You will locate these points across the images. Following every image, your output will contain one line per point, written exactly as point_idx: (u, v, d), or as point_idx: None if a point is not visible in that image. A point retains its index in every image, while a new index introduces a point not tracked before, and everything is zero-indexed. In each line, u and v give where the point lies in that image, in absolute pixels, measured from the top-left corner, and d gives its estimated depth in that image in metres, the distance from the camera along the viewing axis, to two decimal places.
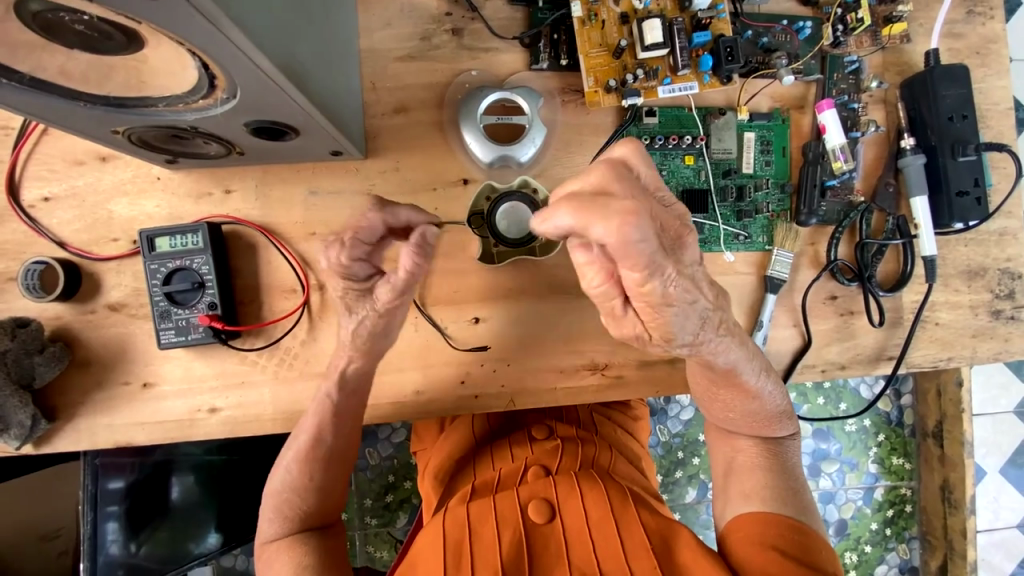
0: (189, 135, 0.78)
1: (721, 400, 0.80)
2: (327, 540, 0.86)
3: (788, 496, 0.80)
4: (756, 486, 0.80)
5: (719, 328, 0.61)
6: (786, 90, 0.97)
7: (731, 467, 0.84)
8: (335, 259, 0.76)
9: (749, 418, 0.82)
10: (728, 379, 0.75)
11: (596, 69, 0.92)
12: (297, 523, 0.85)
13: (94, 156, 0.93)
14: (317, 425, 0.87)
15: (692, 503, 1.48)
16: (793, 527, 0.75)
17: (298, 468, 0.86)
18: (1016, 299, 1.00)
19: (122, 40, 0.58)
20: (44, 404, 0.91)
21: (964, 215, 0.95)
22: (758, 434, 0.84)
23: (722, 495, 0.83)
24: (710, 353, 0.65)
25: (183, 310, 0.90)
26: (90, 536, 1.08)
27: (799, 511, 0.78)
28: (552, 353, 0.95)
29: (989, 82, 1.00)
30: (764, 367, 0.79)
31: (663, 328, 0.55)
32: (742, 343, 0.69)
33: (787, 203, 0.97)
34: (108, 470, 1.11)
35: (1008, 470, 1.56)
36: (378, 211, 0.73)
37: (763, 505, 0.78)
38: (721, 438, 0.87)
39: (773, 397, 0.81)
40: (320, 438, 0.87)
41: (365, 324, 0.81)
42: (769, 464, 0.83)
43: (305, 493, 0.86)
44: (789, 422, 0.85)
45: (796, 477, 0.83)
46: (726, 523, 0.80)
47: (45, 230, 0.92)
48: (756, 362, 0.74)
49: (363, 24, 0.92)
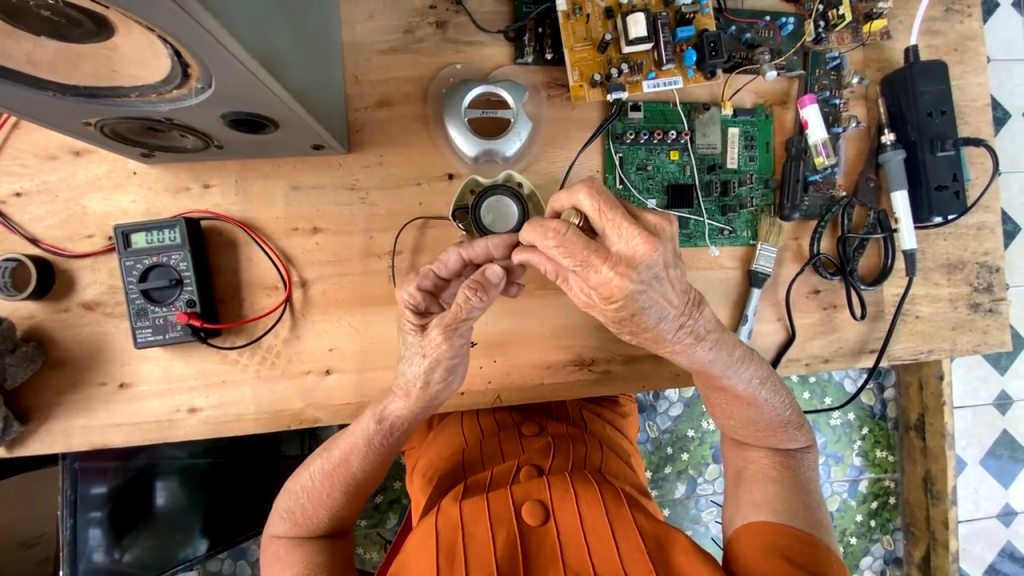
0: (164, 128, 0.76)
1: (719, 405, 0.83)
2: (339, 546, 0.86)
3: (800, 508, 0.77)
4: (766, 496, 0.79)
5: (681, 328, 0.63)
6: (769, 86, 0.98)
7: (741, 476, 0.83)
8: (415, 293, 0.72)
9: (751, 426, 0.83)
10: (706, 380, 0.79)
11: (581, 63, 0.92)
12: (305, 530, 0.84)
13: (67, 151, 0.90)
14: (351, 447, 0.83)
15: (681, 499, 1.49)
16: (801, 537, 0.73)
17: (324, 477, 0.84)
18: (994, 292, 1.01)
19: (91, 27, 0.57)
20: (17, 406, 0.89)
21: (942, 209, 0.96)
22: (768, 445, 0.84)
23: (733, 502, 0.82)
24: (687, 348, 0.67)
25: (161, 308, 0.87)
26: (69, 542, 1.01)
27: (810, 524, 0.75)
28: (537, 349, 0.95)
29: (966, 79, 1.02)
30: (772, 380, 0.80)
31: (624, 318, 0.58)
32: (721, 346, 0.70)
33: (771, 198, 0.98)
34: (90, 474, 1.04)
35: (987, 461, 1.59)
36: (456, 248, 0.72)
37: (772, 515, 0.76)
38: (733, 450, 0.87)
39: (773, 404, 0.81)
40: (350, 460, 0.84)
41: (417, 369, 0.72)
42: (781, 475, 0.81)
43: (322, 505, 0.84)
44: (800, 433, 0.84)
45: (809, 493, 0.81)
46: (733, 532, 0.78)
47: (17, 226, 0.90)
48: (738, 368, 0.75)
49: (345, 16, 0.91)
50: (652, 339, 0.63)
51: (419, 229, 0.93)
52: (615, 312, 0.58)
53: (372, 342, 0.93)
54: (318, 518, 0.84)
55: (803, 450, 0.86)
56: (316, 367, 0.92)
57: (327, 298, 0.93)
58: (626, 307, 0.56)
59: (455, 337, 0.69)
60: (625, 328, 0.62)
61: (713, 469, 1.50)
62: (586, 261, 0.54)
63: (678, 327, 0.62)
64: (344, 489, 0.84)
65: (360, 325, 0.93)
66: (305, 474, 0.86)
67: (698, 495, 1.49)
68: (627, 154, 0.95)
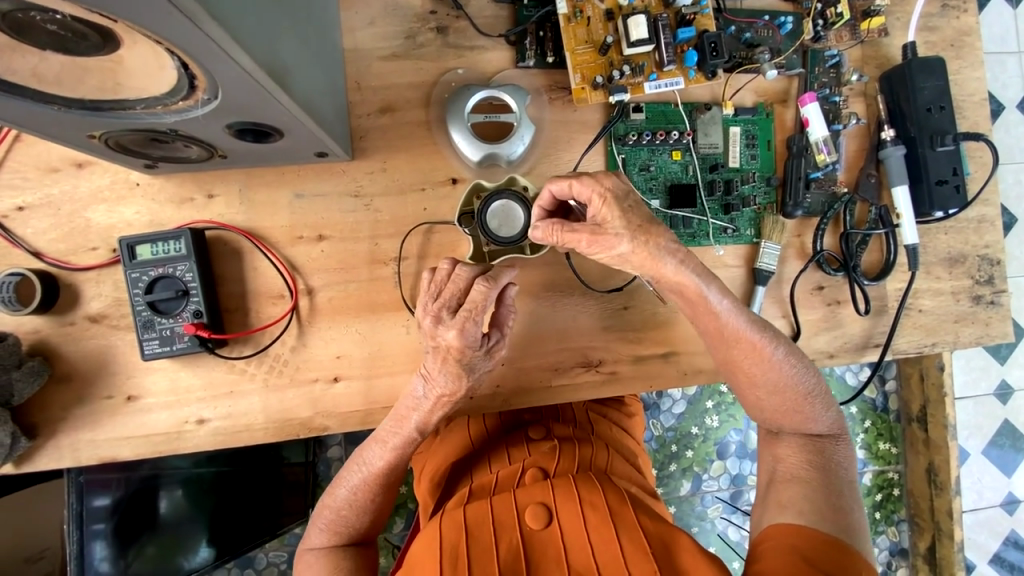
0: (168, 139, 0.76)
1: (742, 370, 0.85)
2: (366, 553, 0.87)
3: (830, 511, 0.76)
4: (795, 498, 0.78)
5: (677, 252, 0.75)
6: (769, 85, 0.98)
7: (772, 476, 0.83)
8: (464, 332, 0.76)
9: (775, 396, 0.85)
10: (722, 336, 0.83)
11: (583, 66, 0.92)
12: (344, 538, 0.85)
13: (69, 163, 0.90)
14: (395, 457, 0.85)
15: (687, 496, 1.49)
16: (826, 541, 0.71)
17: (365, 489, 0.85)
18: (996, 285, 1.02)
19: (97, 40, 0.56)
20: (24, 421, 0.88)
21: (943, 203, 0.97)
22: (795, 428, 0.86)
23: (762, 503, 0.81)
24: (699, 281, 0.78)
25: (167, 319, 0.87)
26: (76, 556, 1.06)
27: (839, 528, 0.74)
28: (545, 350, 0.95)
29: (964, 74, 1.03)
30: (788, 343, 0.86)
31: (630, 214, 0.74)
32: (725, 293, 0.81)
33: (773, 196, 0.98)
34: (94, 486, 1.09)
35: (990, 451, 1.61)
36: (493, 289, 0.77)
37: (799, 516, 0.75)
38: (767, 446, 0.87)
39: (793, 368, 0.84)
40: (394, 466, 0.86)
41: (461, 380, 0.80)
42: (812, 477, 0.80)
43: (364, 512, 0.86)
44: (825, 412, 0.86)
45: (841, 494, 0.79)
46: (761, 531, 0.77)
47: (19, 240, 0.89)
48: (747, 314, 0.83)
49: (345, 23, 0.91)
50: (652, 257, 0.75)
51: (424, 235, 0.94)
52: (614, 221, 0.73)
53: (379, 348, 0.93)
54: (353, 523, 0.85)
55: (830, 438, 0.86)
56: (323, 375, 0.92)
57: (334, 305, 0.92)
58: (616, 207, 0.74)
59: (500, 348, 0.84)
60: (628, 257, 0.75)
61: (718, 465, 1.50)
62: (570, 180, 0.76)
63: (674, 245, 0.75)
64: (384, 492, 0.87)
65: (368, 332, 0.93)
66: (345, 487, 0.86)
67: (703, 491, 1.50)
68: (629, 155, 0.96)
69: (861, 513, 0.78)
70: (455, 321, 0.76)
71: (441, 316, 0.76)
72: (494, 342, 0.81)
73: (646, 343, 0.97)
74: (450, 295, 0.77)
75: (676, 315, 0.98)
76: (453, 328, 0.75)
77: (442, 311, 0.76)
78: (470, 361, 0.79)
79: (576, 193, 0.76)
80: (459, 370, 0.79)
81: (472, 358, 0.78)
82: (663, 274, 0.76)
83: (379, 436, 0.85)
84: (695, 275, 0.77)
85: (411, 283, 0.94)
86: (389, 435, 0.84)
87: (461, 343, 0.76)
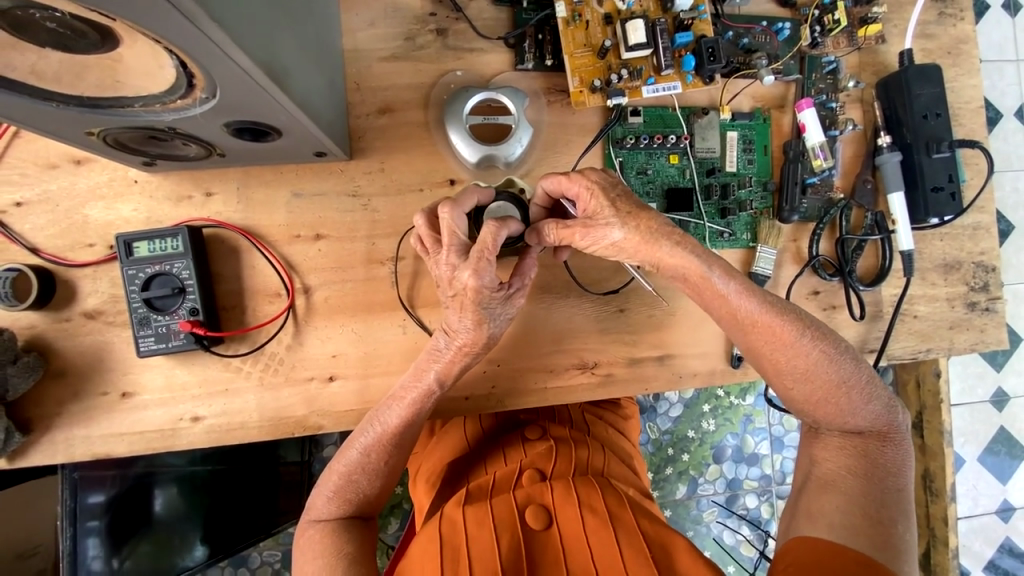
0: (167, 137, 0.76)
1: (766, 360, 0.80)
2: (365, 531, 0.85)
3: (867, 527, 0.71)
4: (828, 510, 0.74)
5: (673, 233, 0.76)
6: (766, 90, 0.99)
7: (806, 482, 0.80)
8: (478, 274, 0.73)
9: (806, 385, 0.80)
10: (736, 320, 0.80)
11: (581, 69, 0.93)
12: (353, 506, 0.84)
13: (67, 160, 0.90)
14: (411, 414, 0.84)
15: (683, 500, 1.49)
16: (857, 559, 0.68)
17: (377, 452, 0.84)
18: (991, 291, 1.03)
19: (95, 38, 0.56)
20: (19, 417, 0.88)
21: (938, 210, 0.98)
22: (839, 429, 0.81)
23: (794, 515, 0.78)
24: (701, 262, 0.77)
25: (163, 316, 0.87)
26: (69, 553, 1.05)
27: (874, 545, 0.70)
28: (540, 353, 0.95)
29: (960, 81, 1.03)
30: (818, 328, 0.80)
31: (620, 200, 0.75)
32: (731, 274, 0.78)
33: (769, 201, 0.99)
34: (89, 484, 1.08)
35: (985, 458, 1.61)
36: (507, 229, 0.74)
37: (828, 531, 0.72)
38: (810, 442, 0.83)
39: (823, 359, 0.79)
40: (409, 424, 0.84)
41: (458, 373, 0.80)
42: (849, 486, 0.76)
43: (377, 476, 0.85)
44: (865, 406, 0.79)
45: (882, 506, 0.74)
46: (788, 542, 0.74)
47: (17, 235, 0.89)
48: (761, 294, 0.79)
49: (345, 23, 0.91)
50: (647, 241, 0.75)
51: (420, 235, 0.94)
52: (604, 212, 0.75)
53: (375, 347, 0.93)
54: (360, 487, 0.85)
55: (873, 437, 0.80)
56: (319, 373, 0.92)
57: (330, 304, 0.93)
58: (604, 198, 0.75)
59: (515, 297, 0.80)
60: (623, 245, 0.76)
61: (714, 470, 1.50)
62: (561, 176, 0.77)
63: (669, 227, 0.76)
64: (399, 453, 0.86)
65: (364, 331, 0.93)
66: (356, 449, 0.84)
67: (698, 495, 1.50)
68: (627, 158, 0.96)
69: (907, 528, 0.73)
70: (469, 262, 0.73)
71: (455, 262, 0.74)
72: (513, 289, 0.80)
73: (641, 345, 0.97)
74: (454, 236, 0.75)
75: (673, 318, 0.98)
76: (466, 270, 0.73)
77: (453, 256, 0.75)
78: (484, 308, 0.77)
79: (567, 188, 0.77)
80: (478, 315, 0.77)
81: (489, 301, 0.76)
82: (660, 258, 0.77)
83: (396, 394, 0.84)
84: (697, 257, 0.76)
85: (408, 283, 0.94)
86: (407, 390, 0.84)
87: (477, 284, 0.74)
